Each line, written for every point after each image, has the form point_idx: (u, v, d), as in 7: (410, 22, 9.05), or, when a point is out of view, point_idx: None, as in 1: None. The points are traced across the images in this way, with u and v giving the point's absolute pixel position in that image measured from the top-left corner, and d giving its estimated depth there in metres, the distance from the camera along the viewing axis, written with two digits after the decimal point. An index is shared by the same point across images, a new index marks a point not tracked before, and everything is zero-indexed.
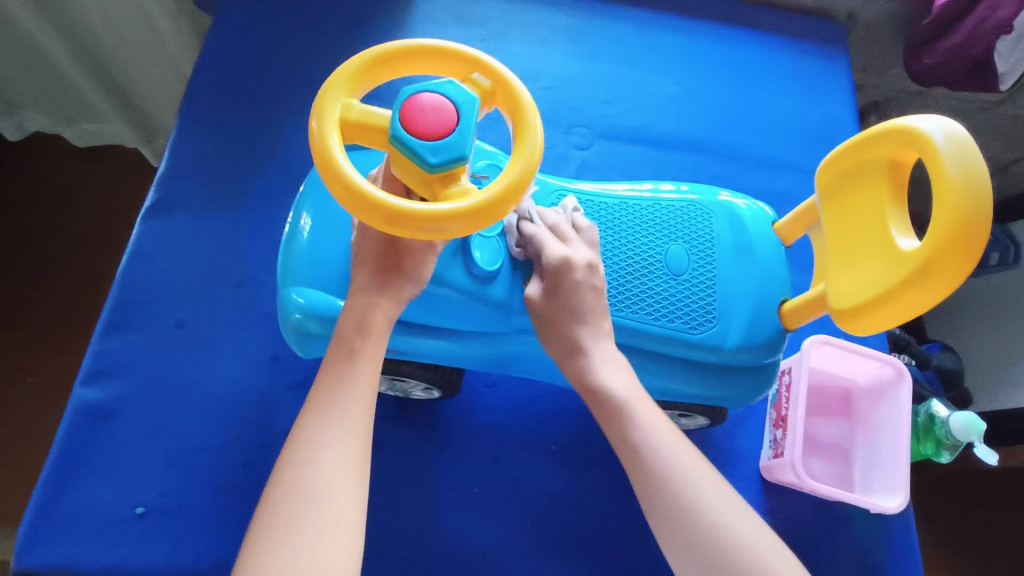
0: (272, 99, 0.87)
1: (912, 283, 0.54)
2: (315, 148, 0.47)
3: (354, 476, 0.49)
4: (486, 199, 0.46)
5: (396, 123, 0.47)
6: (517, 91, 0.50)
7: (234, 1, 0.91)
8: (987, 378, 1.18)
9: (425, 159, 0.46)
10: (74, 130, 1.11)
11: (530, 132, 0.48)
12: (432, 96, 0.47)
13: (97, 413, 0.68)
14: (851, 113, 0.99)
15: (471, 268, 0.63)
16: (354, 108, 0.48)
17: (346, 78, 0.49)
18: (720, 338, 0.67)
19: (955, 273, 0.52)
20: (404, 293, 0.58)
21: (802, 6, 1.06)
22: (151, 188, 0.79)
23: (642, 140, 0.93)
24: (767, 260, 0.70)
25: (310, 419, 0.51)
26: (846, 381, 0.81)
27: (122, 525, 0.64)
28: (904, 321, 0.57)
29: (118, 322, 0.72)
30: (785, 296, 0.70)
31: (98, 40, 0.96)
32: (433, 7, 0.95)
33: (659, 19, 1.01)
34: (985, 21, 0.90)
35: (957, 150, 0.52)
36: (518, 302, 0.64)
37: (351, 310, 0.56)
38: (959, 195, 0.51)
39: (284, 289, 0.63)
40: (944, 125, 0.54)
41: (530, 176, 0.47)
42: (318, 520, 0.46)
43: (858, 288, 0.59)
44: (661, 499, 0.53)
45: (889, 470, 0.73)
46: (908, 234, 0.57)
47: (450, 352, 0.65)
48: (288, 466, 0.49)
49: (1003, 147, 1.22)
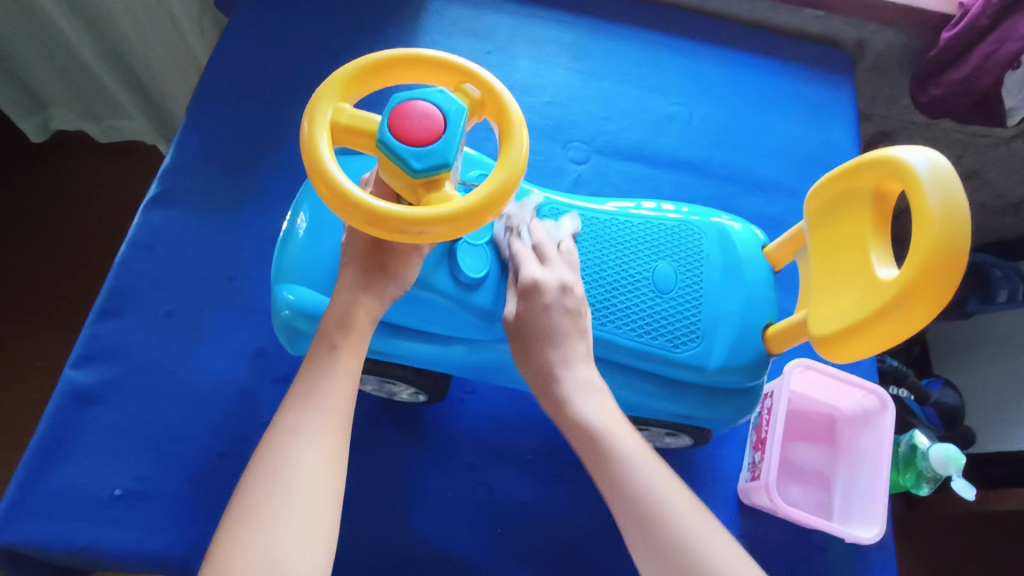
0: (278, 101, 0.89)
1: (884, 314, 0.53)
2: (303, 149, 0.46)
3: (330, 467, 0.49)
4: (468, 206, 0.46)
5: (385, 128, 0.47)
6: (505, 103, 0.50)
7: (249, 6, 0.94)
8: (988, 417, 1.16)
9: (411, 164, 0.46)
10: (98, 126, 1.14)
11: (517, 141, 0.48)
12: (424, 105, 0.47)
13: (83, 396, 0.69)
14: (852, 142, 0.99)
15: (457, 274, 0.63)
16: (345, 111, 0.48)
17: (339, 84, 0.49)
18: (703, 357, 0.66)
19: (929, 308, 0.51)
20: (388, 293, 0.57)
21: (809, 34, 1.07)
22: (154, 181, 0.82)
23: (639, 158, 0.93)
24: (756, 282, 0.69)
25: (290, 408, 0.51)
26: (829, 409, 0.80)
27: (98, 507, 0.65)
28: (879, 352, 0.56)
29: (111, 309, 0.74)
30: (772, 319, 0.68)
31: (119, 39, 0.98)
32: (442, 19, 0.97)
33: (665, 40, 1.02)
34: (992, 55, 0.90)
35: (940, 183, 0.51)
36: (502, 309, 0.64)
37: (335, 307, 0.55)
38: (940, 225, 0.49)
39: (275, 284, 0.63)
40: (930, 158, 0.52)
41: (514, 184, 0.47)
42: (289, 509, 0.46)
43: (836, 315, 0.58)
44: (642, 532, 0.51)
45: (869, 499, 0.72)
46: (888, 263, 0.56)
47: (435, 356, 0.65)
48: (264, 453, 0.48)
49: (1015, 184, 1.20)
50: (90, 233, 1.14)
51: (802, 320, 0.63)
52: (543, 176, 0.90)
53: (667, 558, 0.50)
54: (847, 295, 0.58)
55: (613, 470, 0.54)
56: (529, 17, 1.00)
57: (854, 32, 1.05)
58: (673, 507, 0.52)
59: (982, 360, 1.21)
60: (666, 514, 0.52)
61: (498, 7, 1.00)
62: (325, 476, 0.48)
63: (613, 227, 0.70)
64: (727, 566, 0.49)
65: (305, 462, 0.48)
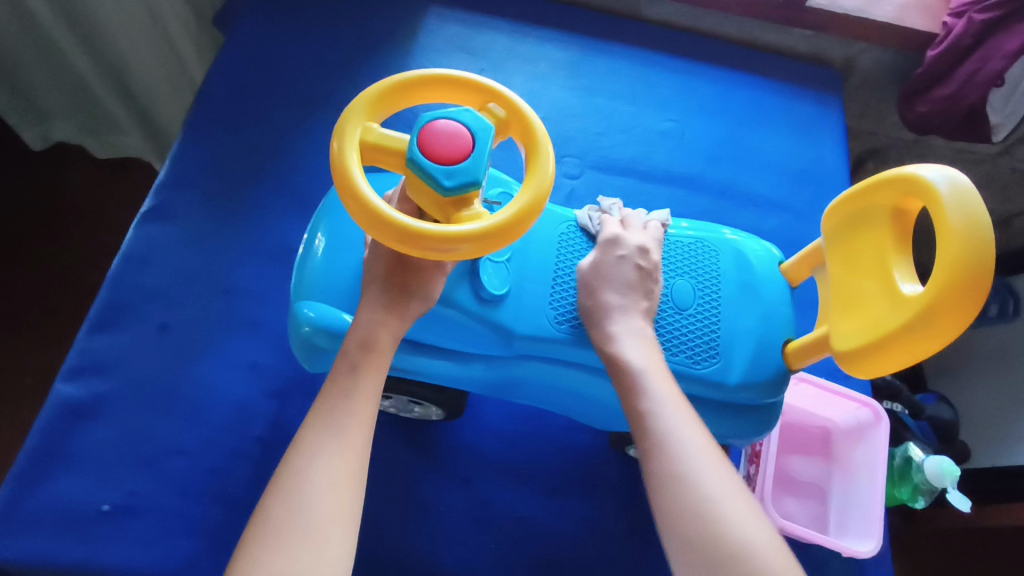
0: (276, 116, 0.90)
1: (911, 329, 0.52)
2: (333, 168, 0.47)
3: (350, 493, 0.47)
4: (498, 223, 0.46)
5: (413, 147, 0.47)
6: (530, 121, 0.50)
7: (246, 23, 0.95)
8: (984, 431, 1.16)
9: (441, 182, 0.46)
10: (97, 141, 1.14)
11: (543, 159, 0.48)
12: (450, 123, 0.47)
13: (75, 409, 0.69)
14: (842, 157, 1.00)
15: (478, 291, 0.62)
16: (374, 131, 0.48)
17: (367, 104, 0.49)
18: (723, 374, 0.65)
19: (956, 323, 0.50)
20: (411, 310, 0.57)
21: (798, 52, 1.09)
22: (150, 195, 0.82)
23: (633, 173, 0.94)
24: (774, 299, 0.68)
25: (310, 431, 0.49)
26: (825, 421, 0.80)
27: (87, 523, 0.64)
28: (903, 368, 0.55)
29: (104, 322, 0.74)
30: (791, 335, 0.67)
31: (118, 57, 0.99)
32: (437, 38, 0.98)
33: (657, 58, 1.04)
34: (976, 74, 0.92)
35: (959, 199, 0.50)
36: (521, 326, 0.63)
37: (357, 326, 0.55)
38: (962, 241, 0.49)
39: (294, 300, 0.63)
40: (947, 174, 0.52)
41: (542, 201, 0.47)
42: (309, 538, 0.44)
43: (859, 331, 0.57)
44: (662, 463, 0.49)
45: (866, 512, 0.71)
46: (911, 279, 0.55)
47: (452, 373, 0.64)
48: (284, 478, 0.47)
49: (1004, 200, 1.22)
50: (83, 249, 1.13)
51: (823, 337, 0.61)
52: None
53: (678, 497, 0.48)
54: (869, 312, 0.56)
55: (641, 404, 0.53)
56: (525, 34, 1.02)
57: (842, 50, 1.07)
58: (695, 447, 0.50)
59: (977, 373, 1.22)
60: (685, 449, 0.50)
61: (494, 25, 1.02)
62: (344, 501, 0.47)
63: None
64: (741, 523, 0.46)
65: (324, 488, 0.46)
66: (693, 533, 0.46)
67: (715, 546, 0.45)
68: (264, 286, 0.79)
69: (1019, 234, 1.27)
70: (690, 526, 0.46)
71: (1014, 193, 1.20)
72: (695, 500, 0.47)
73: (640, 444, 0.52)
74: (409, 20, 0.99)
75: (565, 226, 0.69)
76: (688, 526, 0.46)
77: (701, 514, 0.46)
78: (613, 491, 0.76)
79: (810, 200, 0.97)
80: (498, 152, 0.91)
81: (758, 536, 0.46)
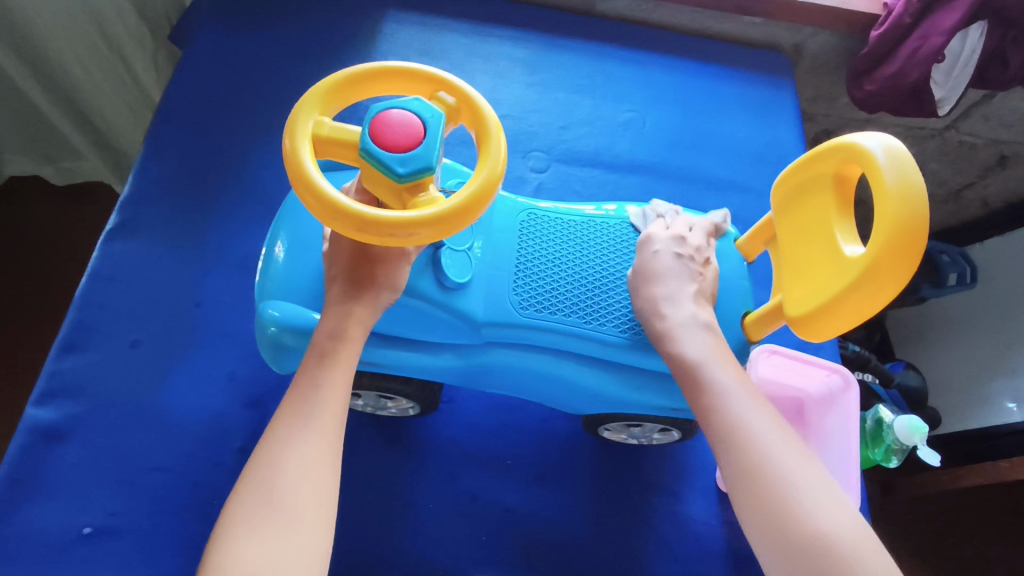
0: (237, 127, 0.89)
1: (855, 290, 0.53)
2: (286, 162, 0.47)
3: (324, 477, 0.48)
4: (453, 206, 0.46)
5: (366, 137, 0.47)
6: (480, 108, 0.51)
7: (202, 37, 0.95)
8: (951, 396, 1.20)
9: (395, 170, 0.47)
10: (55, 169, 1.11)
11: (495, 143, 0.49)
12: (401, 112, 0.48)
13: (48, 434, 0.67)
14: (798, 137, 1.04)
15: (441, 279, 0.62)
16: (326, 124, 0.49)
17: (317, 98, 0.50)
18: None
19: (896, 282, 0.52)
20: (380, 301, 0.57)
21: (749, 40, 1.12)
22: (113, 212, 0.81)
23: (597, 164, 0.96)
24: (731, 273, 0.70)
25: (285, 418, 0.50)
26: (798, 392, 0.83)
27: (68, 546, 0.63)
28: (852, 328, 0.57)
29: (75, 343, 0.72)
30: (749, 308, 0.69)
31: (70, 82, 0.97)
32: (397, 42, 0.99)
33: (613, 52, 1.06)
34: (918, 51, 0.96)
35: (894, 164, 0.52)
36: (485, 314, 0.64)
37: (326, 318, 0.55)
38: (898, 203, 0.51)
39: (260, 303, 0.63)
40: (883, 141, 0.54)
41: (496, 182, 0.48)
42: (281, 521, 0.45)
43: (809, 296, 0.59)
44: (731, 454, 0.53)
45: (844, 473, 0.74)
46: (853, 241, 0.57)
47: (424, 365, 0.64)
48: (259, 464, 0.48)
49: (954, 171, 1.27)
50: (43, 276, 1.11)
51: (777, 305, 0.63)
52: (506, 186, 0.92)
53: (753, 488, 0.50)
54: (816, 275, 0.58)
55: (703, 398, 0.56)
56: (482, 34, 1.03)
57: (791, 36, 1.10)
58: (760, 433, 0.53)
59: (942, 339, 1.26)
60: (750, 438, 0.52)
61: (450, 27, 1.02)
62: (319, 485, 0.47)
63: (587, 228, 0.70)
64: (815, 504, 0.48)
65: (295, 474, 0.47)
66: (770, 520, 0.49)
67: (791, 529, 0.48)
68: (238, 297, 0.78)
69: (969, 205, 1.33)
70: (766, 515, 0.49)
71: (962, 164, 1.24)
72: (772, 488, 0.50)
73: (710, 436, 0.55)
74: (367, 26, 1.00)
75: (526, 215, 0.70)
76: (763, 514, 0.49)
77: (780, 502, 0.49)
78: (599, 474, 0.77)
79: (769, 180, 1.00)
80: (461, 149, 0.91)
81: (836, 519, 0.47)
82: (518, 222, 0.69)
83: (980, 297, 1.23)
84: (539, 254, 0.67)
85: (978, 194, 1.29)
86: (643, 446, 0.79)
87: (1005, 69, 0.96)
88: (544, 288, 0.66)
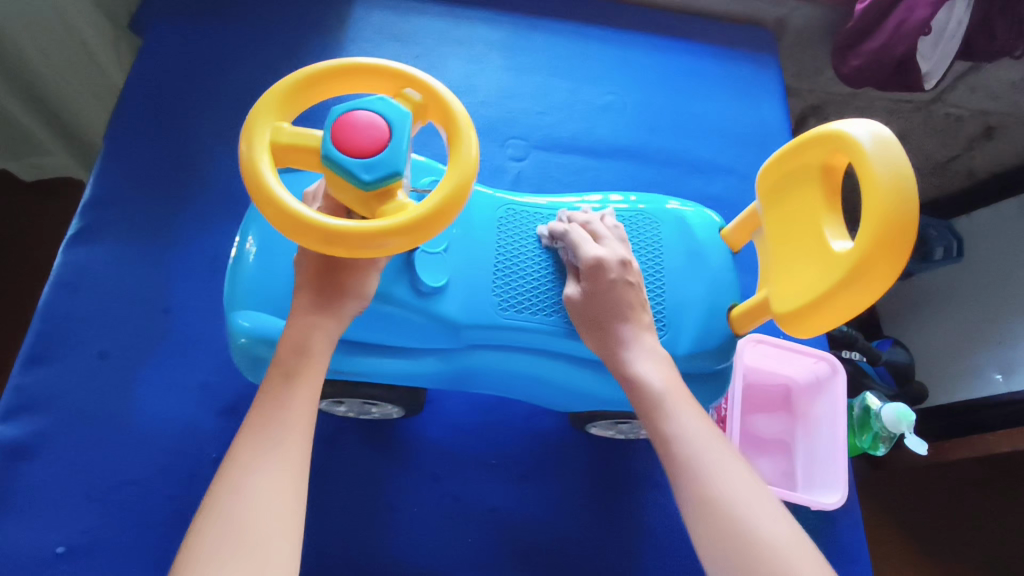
0: (201, 122, 0.85)
1: (845, 285, 0.51)
2: (244, 172, 0.44)
3: (287, 506, 0.45)
4: (423, 213, 0.44)
5: (328, 142, 0.45)
6: (448, 104, 0.48)
7: (159, 29, 0.90)
8: (939, 371, 1.19)
9: (360, 177, 0.44)
10: (20, 163, 1.05)
11: (465, 141, 0.47)
12: (364, 114, 0.45)
13: (15, 451, 0.65)
14: (780, 116, 1.01)
15: (417, 284, 0.60)
16: (285, 130, 0.46)
17: (274, 102, 0.47)
18: (672, 344, 0.64)
19: (886, 276, 0.50)
20: (345, 311, 0.54)
21: (730, 15, 1.09)
22: (74, 215, 0.77)
23: (576, 150, 0.94)
24: (716, 266, 0.68)
25: (243, 445, 0.47)
26: (785, 379, 0.82)
27: (40, 565, 0.62)
28: (842, 323, 0.55)
29: (39, 355, 0.70)
30: (735, 300, 0.67)
31: (33, 75, 0.91)
32: (365, 27, 0.95)
33: (590, 31, 1.02)
34: (903, 24, 0.93)
35: (884, 153, 0.50)
36: (466, 317, 0.62)
37: (291, 331, 0.52)
38: (887, 194, 0.49)
39: (229, 311, 0.60)
40: (871, 128, 0.52)
41: (468, 184, 0.46)
42: (239, 560, 0.42)
43: (798, 291, 0.57)
44: (698, 490, 0.49)
45: (828, 464, 0.74)
46: (842, 235, 0.55)
47: (402, 370, 0.62)
48: (217, 497, 0.45)
49: (940, 144, 1.25)
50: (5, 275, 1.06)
51: (764, 300, 0.61)
52: (482, 176, 0.89)
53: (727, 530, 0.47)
54: (804, 270, 0.56)
55: (668, 428, 0.52)
56: (455, 17, 0.99)
57: (772, 10, 1.07)
58: (706, 452, 0.51)
59: (928, 316, 1.25)
60: (701, 462, 0.50)
61: (423, 10, 0.99)
62: (281, 514, 0.45)
63: None
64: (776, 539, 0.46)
65: (262, 499, 0.45)
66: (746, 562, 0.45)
67: (762, 564, 0.45)
68: (207, 301, 0.76)
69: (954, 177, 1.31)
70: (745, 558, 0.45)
71: (947, 137, 1.23)
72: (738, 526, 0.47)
73: (670, 467, 0.51)
74: (334, 11, 0.95)
75: (506, 211, 0.67)
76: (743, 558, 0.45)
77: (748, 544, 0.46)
78: (582, 470, 0.76)
79: (752, 162, 0.97)
80: (434, 141, 0.89)
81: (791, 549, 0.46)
82: (497, 219, 0.67)
83: (966, 270, 1.22)
84: (520, 253, 0.65)
85: (964, 166, 1.27)
86: (626, 442, 0.78)
87: (992, 41, 0.94)
88: (524, 287, 0.64)
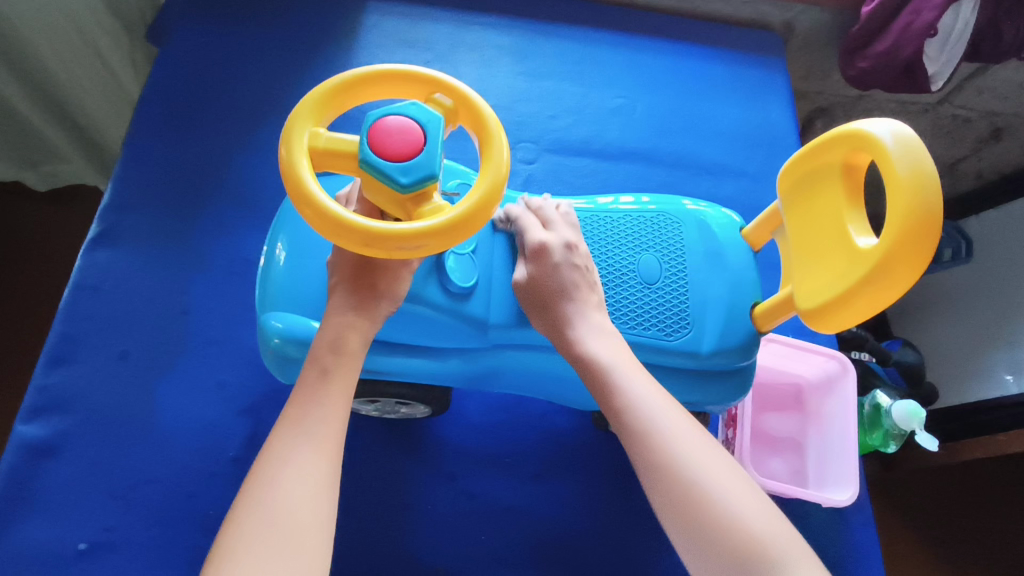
0: (219, 128, 0.87)
1: (869, 282, 0.52)
2: (285, 177, 0.45)
3: (324, 498, 0.46)
4: (458, 214, 0.45)
5: (364, 147, 0.46)
6: (479, 107, 0.49)
7: (176, 37, 0.92)
8: (949, 372, 1.19)
9: (398, 180, 0.45)
10: (35, 173, 1.06)
11: (497, 143, 0.47)
12: (399, 118, 0.46)
13: (39, 450, 0.67)
14: (789, 117, 1.02)
15: (446, 285, 0.62)
16: (322, 135, 0.47)
17: (311, 108, 0.48)
18: (695, 343, 0.65)
19: (910, 272, 0.50)
20: (382, 310, 0.56)
21: (739, 19, 1.10)
22: (95, 220, 0.79)
23: (587, 153, 0.95)
24: (738, 265, 0.68)
25: (281, 437, 0.48)
26: (796, 378, 0.83)
27: (64, 562, 0.63)
28: (866, 320, 0.55)
29: (61, 356, 0.71)
30: (758, 299, 0.68)
31: (57, 87, 0.93)
32: (378, 34, 0.97)
33: (600, 36, 1.03)
34: (910, 26, 0.94)
35: (906, 152, 0.51)
36: (496, 316, 0.62)
37: (327, 328, 0.53)
38: (910, 192, 0.49)
39: (261, 313, 0.61)
40: (892, 128, 0.53)
41: (501, 185, 0.46)
42: (275, 548, 0.43)
43: (821, 289, 0.57)
44: (647, 454, 0.49)
45: (841, 461, 0.74)
46: (865, 233, 0.55)
47: (431, 370, 0.63)
48: (255, 486, 0.46)
49: (948, 145, 1.26)
50: (23, 282, 1.07)
51: (787, 297, 0.62)
52: None
53: (679, 496, 0.47)
54: (828, 268, 0.57)
55: (617, 401, 0.52)
56: (467, 23, 1.00)
57: (780, 14, 1.08)
58: (659, 416, 0.51)
59: (938, 316, 1.25)
60: (656, 430, 0.50)
61: (434, 16, 1.00)
62: (318, 506, 0.46)
63: (590, 223, 0.69)
64: (731, 498, 0.46)
65: (296, 489, 0.46)
66: (700, 525, 0.46)
67: (711, 524, 0.45)
68: (226, 303, 0.77)
69: (964, 178, 1.32)
70: (698, 522, 0.46)
71: (956, 137, 1.23)
72: (691, 489, 0.47)
73: (625, 440, 0.52)
74: (348, 19, 0.97)
75: None
76: (696, 523, 0.46)
77: (700, 505, 0.46)
78: (596, 468, 0.76)
79: (761, 164, 0.98)
80: (448, 144, 0.90)
81: (747, 509, 0.46)
82: None
83: (974, 272, 1.22)
84: None
85: (973, 168, 1.28)
86: None
87: (999, 41, 0.94)
88: None
